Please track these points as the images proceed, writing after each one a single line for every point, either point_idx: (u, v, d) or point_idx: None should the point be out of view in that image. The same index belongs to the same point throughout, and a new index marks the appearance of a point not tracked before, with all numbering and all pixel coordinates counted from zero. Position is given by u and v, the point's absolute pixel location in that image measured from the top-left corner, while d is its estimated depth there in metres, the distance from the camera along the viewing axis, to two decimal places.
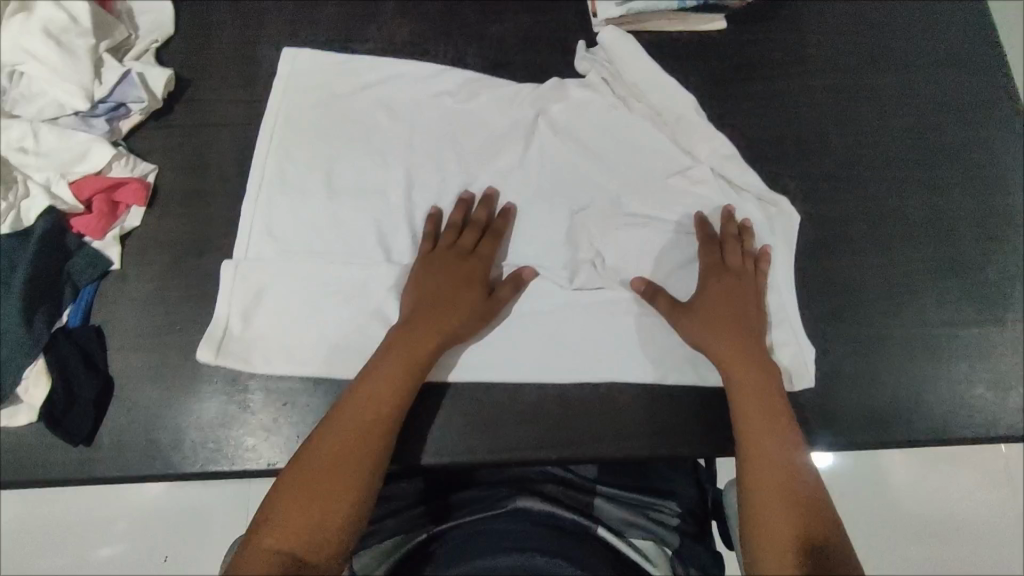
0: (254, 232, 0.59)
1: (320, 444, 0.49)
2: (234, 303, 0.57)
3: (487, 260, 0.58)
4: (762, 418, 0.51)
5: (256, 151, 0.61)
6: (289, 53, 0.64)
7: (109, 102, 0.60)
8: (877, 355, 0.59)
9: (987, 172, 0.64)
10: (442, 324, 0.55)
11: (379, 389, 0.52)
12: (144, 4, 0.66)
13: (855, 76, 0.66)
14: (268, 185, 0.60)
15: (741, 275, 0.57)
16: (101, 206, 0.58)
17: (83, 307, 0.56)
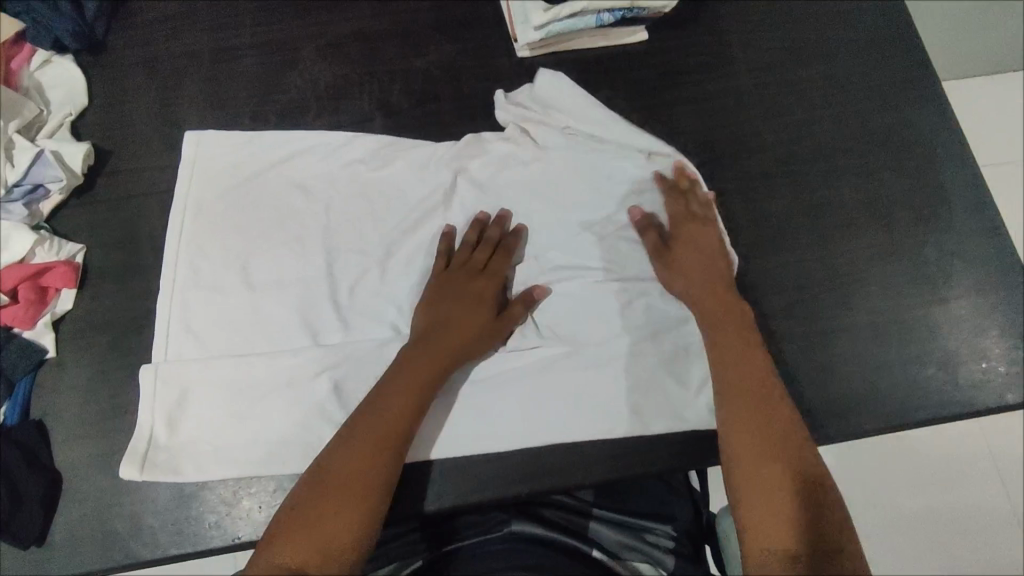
0: (172, 333, 0.58)
1: (334, 458, 0.51)
2: (156, 410, 0.55)
3: (498, 278, 0.60)
4: (757, 387, 0.55)
5: (165, 250, 0.60)
6: (191, 136, 0.64)
7: (24, 184, 0.58)
8: (816, 342, 0.62)
9: (913, 154, 0.69)
10: (457, 342, 0.56)
11: (391, 407, 0.53)
12: (54, 78, 0.65)
13: (776, 73, 0.71)
14: (182, 283, 0.59)
15: (703, 234, 0.62)
16: (28, 293, 0.56)
17: (21, 402, 0.55)
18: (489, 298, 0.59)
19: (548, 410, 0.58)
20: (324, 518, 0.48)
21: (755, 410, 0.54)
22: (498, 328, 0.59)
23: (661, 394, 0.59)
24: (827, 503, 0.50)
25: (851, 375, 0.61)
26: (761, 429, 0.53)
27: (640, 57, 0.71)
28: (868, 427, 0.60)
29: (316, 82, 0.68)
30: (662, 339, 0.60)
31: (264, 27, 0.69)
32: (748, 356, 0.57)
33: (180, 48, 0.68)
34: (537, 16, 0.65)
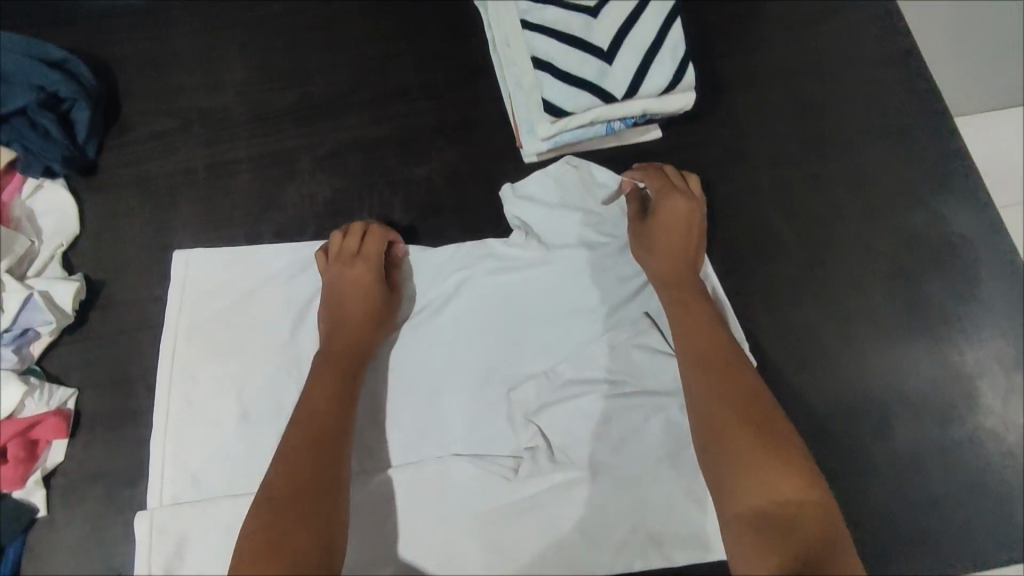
0: (168, 471, 0.55)
1: (272, 484, 0.48)
2: (153, 564, 0.52)
3: (375, 257, 0.59)
4: (713, 381, 0.52)
5: (157, 386, 0.57)
6: (181, 257, 0.61)
7: (14, 328, 0.56)
8: (850, 470, 0.58)
9: (951, 256, 0.64)
10: (361, 334, 0.57)
11: (306, 414, 0.52)
12: (46, 205, 0.63)
13: (801, 168, 0.67)
14: (175, 419, 0.56)
15: (683, 209, 0.60)
16: (17, 451, 0.53)
17: (10, 569, 0.52)
18: (375, 279, 0.58)
19: (565, 547, 0.55)
20: (279, 545, 0.44)
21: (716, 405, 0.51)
22: (388, 308, 0.59)
23: (684, 529, 0.56)
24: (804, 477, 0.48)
25: (890, 506, 0.57)
26: (725, 423, 0.50)
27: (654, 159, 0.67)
28: (907, 564, 0.56)
29: (314, 197, 0.65)
30: (681, 465, 0.57)
31: (260, 138, 0.67)
32: (701, 345, 0.55)
33: (174, 166, 0.66)
34: (543, 130, 0.60)
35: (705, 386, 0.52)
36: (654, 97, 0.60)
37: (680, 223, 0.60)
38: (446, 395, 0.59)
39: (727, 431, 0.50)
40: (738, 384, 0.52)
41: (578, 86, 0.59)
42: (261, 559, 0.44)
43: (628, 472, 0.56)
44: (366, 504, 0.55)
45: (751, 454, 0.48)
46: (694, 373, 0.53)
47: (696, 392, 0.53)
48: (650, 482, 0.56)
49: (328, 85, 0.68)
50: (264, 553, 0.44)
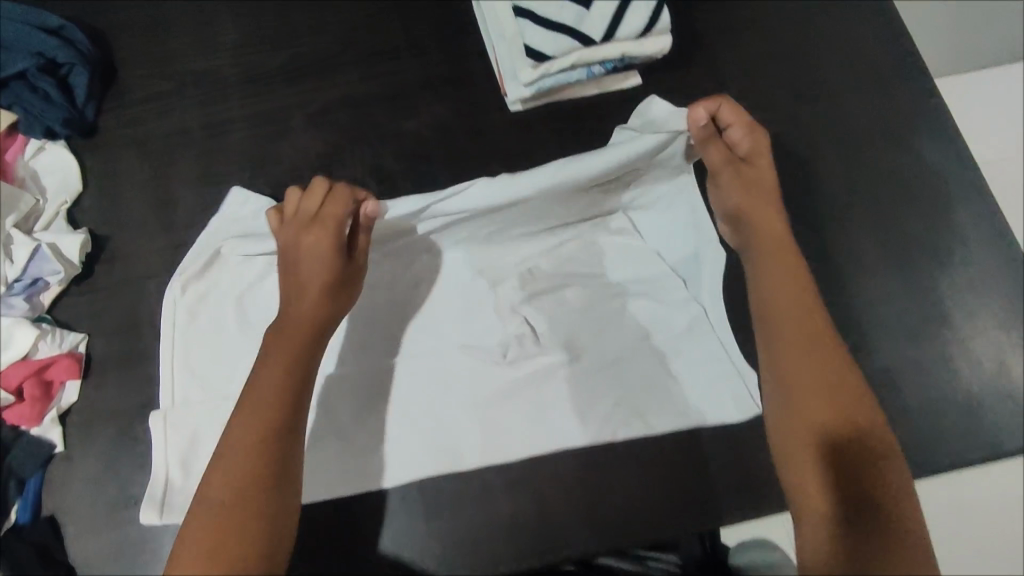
0: (176, 374, 0.59)
1: (222, 471, 0.48)
2: (169, 459, 0.56)
3: (333, 223, 0.54)
4: (807, 359, 0.52)
5: (163, 310, 0.60)
6: (241, 194, 0.63)
7: (24, 279, 0.59)
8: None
9: (925, 184, 0.66)
10: (314, 313, 0.53)
11: (262, 400, 0.50)
12: (48, 166, 0.66)
13: (777, 107, 0.69)
14: (181, 329, 0.60)
15: (760, 175, 0.58)
16: (33, 390, 0.56)
17: (31, 500, 0.55)
18: (325, 247, 0.53)
19: (552, 428, 0.58)
20: (215, 546, 0.46)
21: (806, 386, 0.51)
22: (341, 286, 0.54)
23: (671, 418, 0.58)
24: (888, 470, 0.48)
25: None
26: (814, 400, 0.51)
27: (635, 103, 0.69)
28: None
29: (307, 151, 0.67)
30: (659, 345, 0.60)
31: (251, 98, 0.69)
32: (795, 318, 0.53)
33: (169, 126, 0.68)
34: (525, 75, 0.63)
35: (795, 357, 0.52)
36: (632, 40, 0.63)
37: (758, 188, 0.57)
38: (437, 294, 0.62)
39: (814, 416, 0.50)
40: (815, 363, 0.52)
41: (556, 30, 0.62)
42: (212, 561, 0.45)
43: (606, 353, 0.60)
44: (364, 389, 0.59)
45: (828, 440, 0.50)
46: (783, 339, 0.53)
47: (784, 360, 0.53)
48: (630, 361, 0.60)
49: (318, 45, 0.71)
50: (206, 546, 0.46)
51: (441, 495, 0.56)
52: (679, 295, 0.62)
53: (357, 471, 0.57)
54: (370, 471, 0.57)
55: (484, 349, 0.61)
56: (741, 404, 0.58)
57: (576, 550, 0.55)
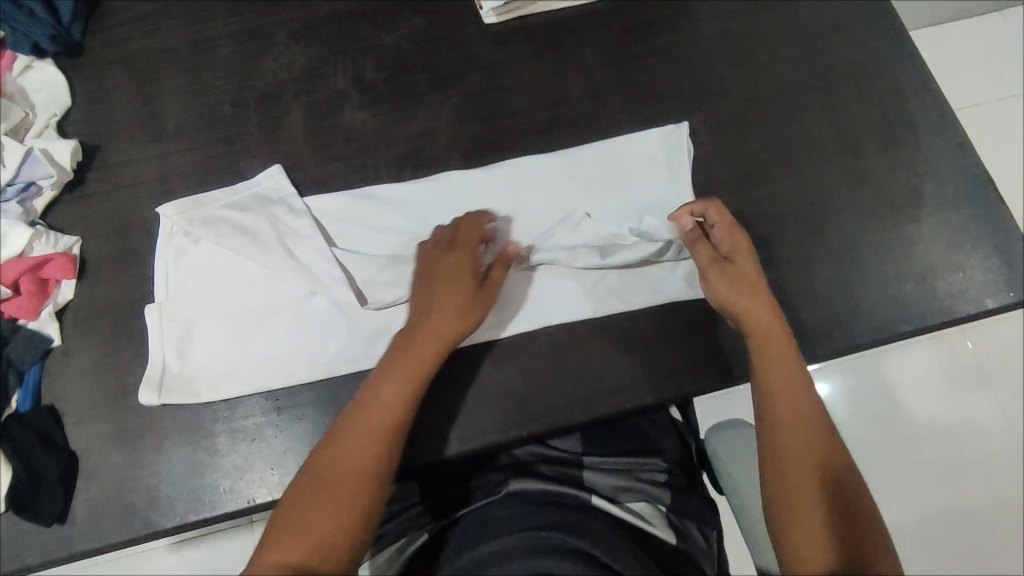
0: (173, 273, 0.61)
1: (344, 454, 0.52)
2: (166, 345, 0.58)
3: (473, 250, 0.58)
4: (806, 427, 0.56)
5: (161, 218, 0.62)
6: (275, 168, 0.64)
7: (17, 183, 0.61)
8: (796, 270, 0.63)
9: (879, 82, 0.70)
10: (445, 329, 0.55)
11: (396, 398, 0.53)
12: (37, 82, 0.67)
13: (739, 16, 0.73)
14: (179, 231, 0.62)
15: (744, 273, 0.58)
16: (29, 285, 0.58)
17: (31, 390, 0.57)
18: (467, 268, 0.57)
19: (528, 308, 0.61)
20: (329, 509, 0.51)
21: (806, 453, 0.55)
22: (477, 303, 0.57)
23: (647, 295, 0.61)
24: (874, 529, 0.53)
25: (837, 297, 0.62)
26: (809, 468, 0.54)
27: (604, 15, 0.72)
28: (851, 345, 0.61)
29: (291, 65, 0.69)
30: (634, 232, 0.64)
31: (235, 17, 0.71)
32: (792, 389, 0.56)
33: (155, 45, 0.70)
34: None
35: (799, 420, 0.56)
36: None
37: (744, 284, 0.58)
38: (425, 194, 0.65)
39: (817, 469, 0.54)
40: (809, 434, 0.55)
41: None
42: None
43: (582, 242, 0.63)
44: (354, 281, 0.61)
45: (821, 483, 0.54)
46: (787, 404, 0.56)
47: (786, 426, 0.56)
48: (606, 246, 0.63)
49: None
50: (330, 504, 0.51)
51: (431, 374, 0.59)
52: (647, 199, 0.66)
53: (338, 355, 0.58)
54: (351, 352, 0.58)
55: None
56: None
57: (562, 419, 0.58)
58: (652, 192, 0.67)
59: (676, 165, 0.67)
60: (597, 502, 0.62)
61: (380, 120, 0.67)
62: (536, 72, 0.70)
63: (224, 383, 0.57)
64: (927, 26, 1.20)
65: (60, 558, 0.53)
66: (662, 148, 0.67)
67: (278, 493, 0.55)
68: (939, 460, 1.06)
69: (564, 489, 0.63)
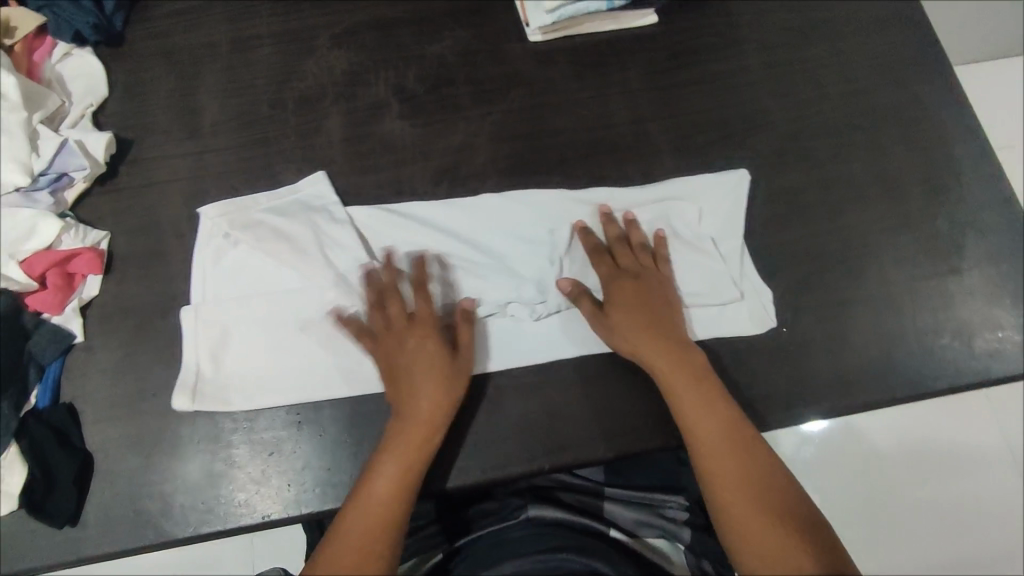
0: (210, 277, 0.60)
1: (358, 525, 0.51)
2: (199, 349, 0.57)
3: (432, 325, 0.57)
4: (717, 424, 0.54)
5: (201, 220, 0.61)
6: (320, 173, 0.63)
7: (49, 174, 0.60)
8: (833, 316, 0.62)
9: (925, 128, 0.69)
10: (430, 413, 0.54)
11: (399, 485, 0.52)
12: (75, 70, 0.66)
13: (787, 50, 0.71)
14: (219, 235, 0.61)
15: (642, 282, 0.60)
16: (56, 279, 0.57)
17: (51, 385, 0.56)
18: (434, 350, 0.56)
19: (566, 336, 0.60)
20: None
21: (733, 472, 0.53)
22: (461, 371, 0.56)
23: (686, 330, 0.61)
24: (826, 536, 0.51)
25: (871, 348, 0.61)
26: (744, 483, 0.53)
27: (651, 39, 0.71)
28: (884, 398, 0.60)
29: (331, 69, 0.68)
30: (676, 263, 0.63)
31: (278, 17, 0.70)
32: (694, 396, 0.55)
33: (196, 40, 0.69)
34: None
35: (716, 441, 0.54)
36: None
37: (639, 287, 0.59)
38: (472, 210, 0.64)
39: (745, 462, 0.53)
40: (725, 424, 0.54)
41: None
42: None
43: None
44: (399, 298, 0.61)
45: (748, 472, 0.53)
46: (705, 428, 0.54)
47: (692, 419, 0.55)
48: None
49: None
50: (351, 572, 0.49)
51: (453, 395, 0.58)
52: (691, 231, 0.64)
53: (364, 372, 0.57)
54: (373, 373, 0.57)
55: (500, 262, 0.62)
56: (754, 320, 0.61)
57: (584, 454, 0.57)
58: (697, 223, 0.64)
59: (728, 199, 0.65)
60: (614, 535, 0.61)
61: (418, 132, 0.66)
62: (579, 94, 0.69)
63: (252, 394, 0.56)
64: (960, 65, 1.19)
65: (70, 561, 0.52)
66: (714, 184, 0.66)
67: (292, 510, 0.54)
68: (951, 507, 1.04)
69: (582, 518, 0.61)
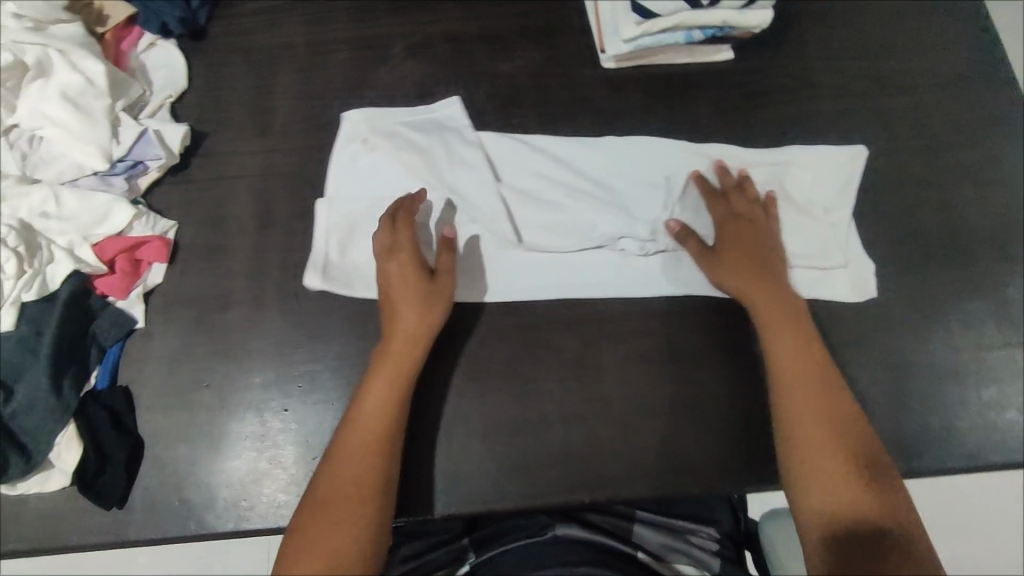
0: (343, 175, 0.64)
1: (353, 439, 0.52)
2: (329, 236, 0.61)
3: (410, 246, 0.57)
4: (805, 366, 0.56)
5: (339, 126, 0.66)
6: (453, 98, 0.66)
7: (126, 160, 0.61)
8: (887, 377, 0.60)
9: (1002, 191, 0.67)
10: (410, 331, 0.56)
11: (385, 401, 0.53)
12: (158, 61, 0.68)
13: (864, 98, 0.70)
14: (356, 139, 0.65)
15: (752, 228, 0.62)
16: (125, 265, 0.58)
17: (110, 368, 0.57)
18: (411, 269, 0.57)
19: (673, 277, 0.63)
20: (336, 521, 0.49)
21: (814, 417, 0.54)
22: (440, 291, 0.57)
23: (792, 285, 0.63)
24: (896, 496, 0.51)
25: (921, 415, 0.60)
26: (820, 430, 0.53)
27: (725, 76, 0.70)
28: (929, 467, 0.59)
29: (404, 80, 0.69)
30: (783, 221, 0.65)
31: (355, 23, 0.70)
32: (784, 337, 0.57)
33: (275, 40, 0.70)
34: (627, 30, 0.65)
35: (801, 384, 0.55)
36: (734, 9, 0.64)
37: (750, 236, 0.61)
38: (591, 154, 0.66)
39: (828, 406, 0.54)
40: (813, 368, 0.56)
41: None
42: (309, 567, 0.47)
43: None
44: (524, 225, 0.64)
45: (832, 416, 0.54)
46: (794, 372, 0.56)
47: (781, 357, 0.57)
48: None
49: None
50: (337, 518, 0.49)
51: (499, 418, 0.58)
52: (802, 194, 0.66)
53: (423, 385, 0.59)
54: (427, 390, 0.59)
55: (615, 197, 0.65)
56: (858, 287, 0.63)
57: (623, 491, 0.57)
58: (809, 188, 0.66)
59: (841, 174, 0.66)
60: (639, 558, 0.60)
61: None
62: (648, 125, 0.68)
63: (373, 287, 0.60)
64: None
65: (112, 543, 0.53)
66: (832, 156, 0.67)
67: None
68: None
69: (609, 541, 0.60)
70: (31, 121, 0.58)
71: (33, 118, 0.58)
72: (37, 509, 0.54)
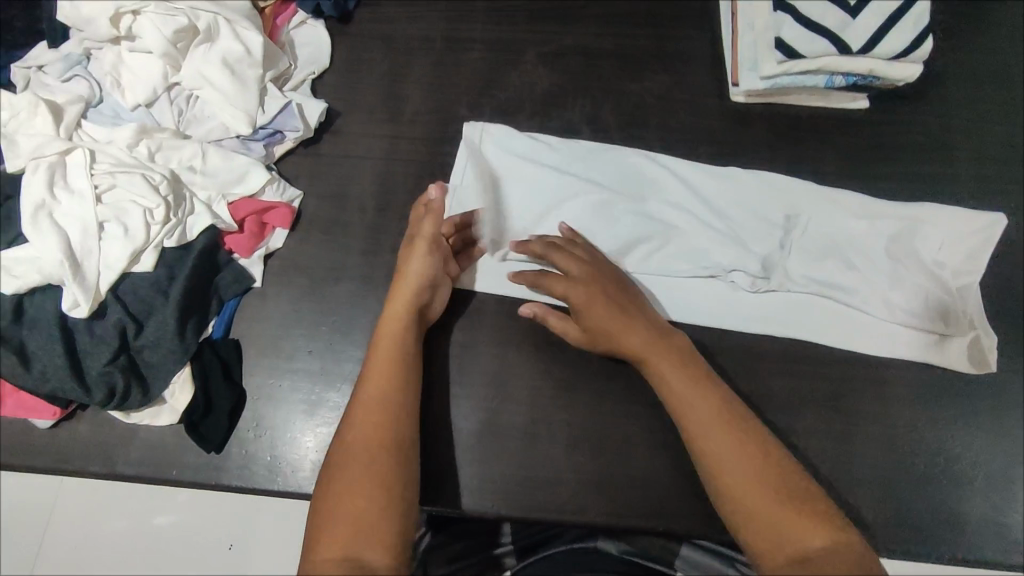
0: (469, 167, 0.66)
1: (363, 409, 0.51)
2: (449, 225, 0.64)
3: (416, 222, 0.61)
4: (702, 393, 0.51)
5: (472, 121, 0.68)
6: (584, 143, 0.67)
7: (268, 128, 0.64)
8: (970, 458, 0.60)
9: None
10: (398, 293, 0.57)
11: (387, 365, 0.53)
12: (305, 38, 0.71)
13: (1002, 167, 0.67)
14: (485, 137, 0.67)
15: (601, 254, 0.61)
16: (253, 226, 0.62)
17: (226, 320, 0.61)
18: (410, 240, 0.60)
19: (777, 320, 0.63)
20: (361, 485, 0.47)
21: (725, 440, 0.48)
22: (427, 250, 0.58)
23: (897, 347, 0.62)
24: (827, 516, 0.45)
25: (1004, 500, 0.59)
26: (739, 454, 0.47)
27: (857, 124, 0.68)
28: (1003, 559, 0.58)
29: (533, 86, 0.70)
30: (901, 279, 0.63)
31: (493, 26, 0.72)
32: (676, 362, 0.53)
33: (414, 32, 0.72)
34: (767, 67, 0.64)
35: (707, 413, 0.49)
36: (885, 59, 0.63)
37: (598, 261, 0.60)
38: (713, 183, 0.66)
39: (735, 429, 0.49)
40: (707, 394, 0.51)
41: (817, 32, 0.63)
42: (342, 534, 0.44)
43: (862, 272, 0.63)
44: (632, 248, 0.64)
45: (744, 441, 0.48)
46: (695, 406, 0.50)
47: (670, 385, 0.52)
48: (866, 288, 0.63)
49: None
50: (355, 490, 0.46)
51: (583, 431, 0.59)
52: (932, 255, 0.63)
53: (516, 386, 0.60)
54: (519, 392, 0.60)
55: (732, 229, 0.65)
56: (975, 361, 0.61)
57: (698, 525, 0.57)
58: (941, 249, 0.63)
59: (975, 242, 0.64)
60: None
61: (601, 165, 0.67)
62: (769, 164, 0.67)
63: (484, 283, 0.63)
64: None
65: (209, 484, 0.57)
66: (967, 221, 0.64)
67: None
68: None
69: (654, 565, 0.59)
70: (191, 81, 0.62)
71: (193, 78, 0.62)
72: (147, 440, 0.58)
